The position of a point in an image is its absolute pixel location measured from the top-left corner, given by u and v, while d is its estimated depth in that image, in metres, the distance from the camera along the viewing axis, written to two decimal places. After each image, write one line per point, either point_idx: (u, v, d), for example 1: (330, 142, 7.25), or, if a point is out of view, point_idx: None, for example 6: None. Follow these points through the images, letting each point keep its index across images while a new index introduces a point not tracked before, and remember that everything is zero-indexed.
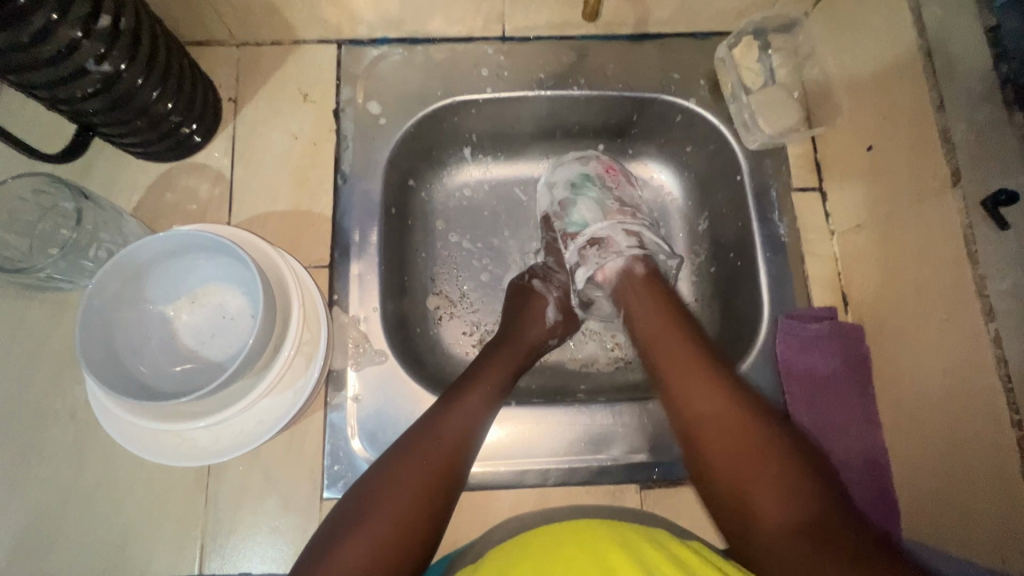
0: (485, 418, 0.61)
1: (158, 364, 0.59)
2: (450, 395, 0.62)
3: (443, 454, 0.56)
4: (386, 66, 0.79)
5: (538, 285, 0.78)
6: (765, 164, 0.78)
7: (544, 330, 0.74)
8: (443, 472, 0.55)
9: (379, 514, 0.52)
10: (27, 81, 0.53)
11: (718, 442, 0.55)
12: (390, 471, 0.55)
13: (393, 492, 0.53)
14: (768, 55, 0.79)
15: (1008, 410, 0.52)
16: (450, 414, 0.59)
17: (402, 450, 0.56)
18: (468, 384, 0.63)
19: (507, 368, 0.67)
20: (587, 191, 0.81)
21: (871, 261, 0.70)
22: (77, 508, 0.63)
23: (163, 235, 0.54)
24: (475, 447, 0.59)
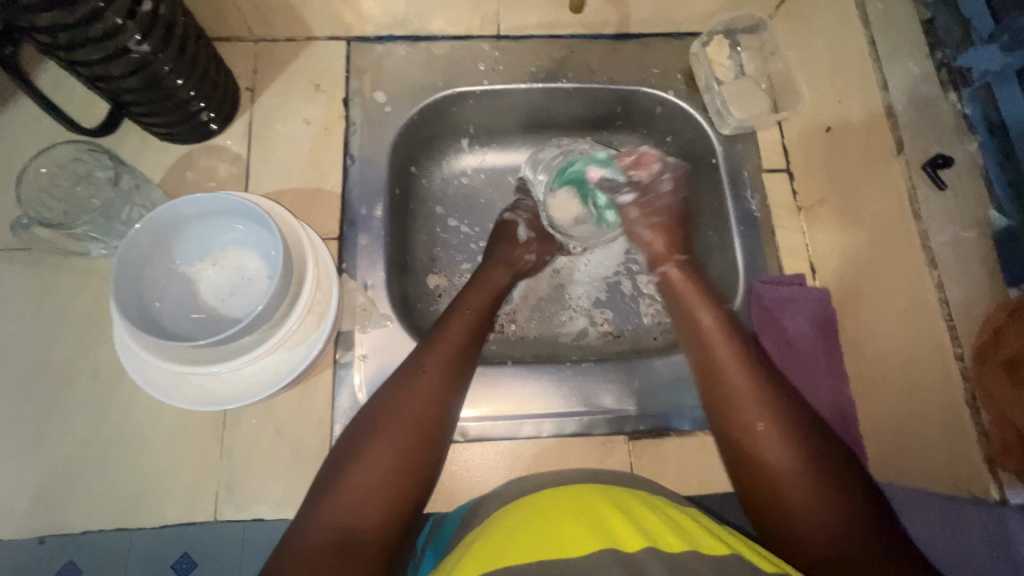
0: (468, 356, 0.66)
1: (180, 316, 0.64)
2: (432, 336, 0.66)
3: (433, 387, 0.61)
4: (391, 60, 0.86)
5: (508, 214, 0.88)
6: (737, 148, 0.86)
7: (516, 244, 0.83)
8: (434, 404, 0.60)
9: (382, 439, 0.56)
10: (75, 58, 0.59)
11: (744, 432, 0.59)
12: (387, 405, 0.59)
13: (392, 422, 0.58)
14: (737, 52, 0.88)
15: (951, 345, 0.58)
16: (434, 350, 0.64)
17: (396, 385, 0.61)
18: (448, 325, 0.68)
19: (485, 312, 0.72)
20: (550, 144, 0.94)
21: (833, 230, 0.77)
22: (98, 458, 0.67)
23: (196, 196, 0.60)
24: (462, 382, 0.64)
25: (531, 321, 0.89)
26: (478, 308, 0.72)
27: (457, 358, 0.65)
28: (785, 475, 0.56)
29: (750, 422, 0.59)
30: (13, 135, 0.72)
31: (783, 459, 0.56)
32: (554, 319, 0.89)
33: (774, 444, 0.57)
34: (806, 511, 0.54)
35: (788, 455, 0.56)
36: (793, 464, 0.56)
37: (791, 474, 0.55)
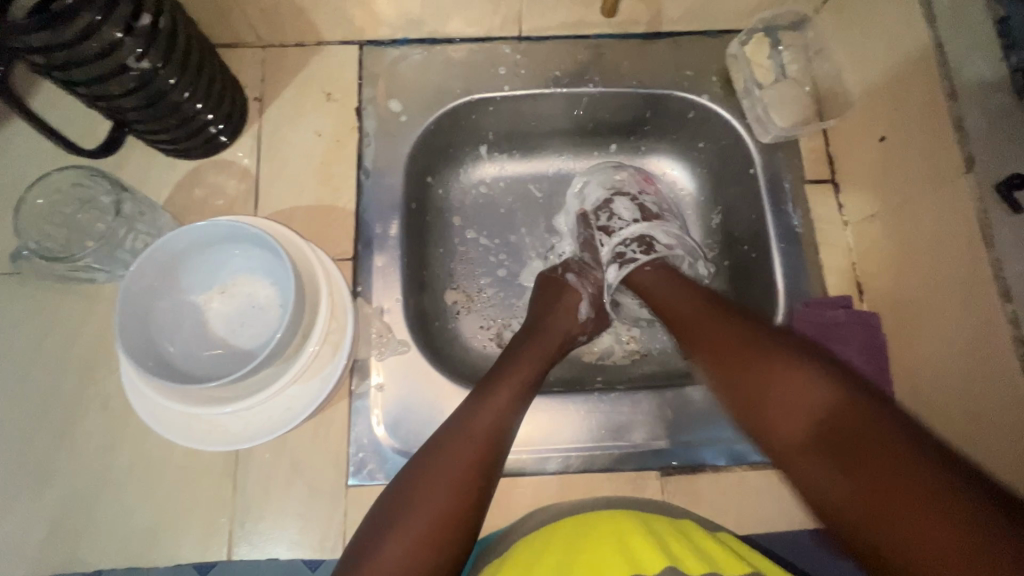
0: (514, 421, 0.61)
1: (190, 350, 0.61)
2: (483, 387, 0.62)
3: (474, 452, 0.56)
4: (406, 66, 0.81)
5: (572, 279, 0.80)
6: (778, 157, 0.79)
7: (575, 325, 0.76)
8: (480, 460, 0.56)
9: (431, 485, 0.54)
10: (71, 78, 0.55)
11: (737, 366, 0.57)
12: (425, 472, 0.55)
13: (433, 479, 0.55)
14: (779, 51, 0.81)
15: None
16: (479, 412, 0.59)
17: (435, 449, 0.57)
18: (494, 385, 0.63)
19: (535, 369, 0.67)
20: (625, 193, 0.84)
21: (885, 249, 0.71)
22: (109, 493, 0.64)
23: (201, 224, 0.57)
24: (505, 448, 0.59)
25: None
26: (526, 364, 0.66)
27: (518, 397, 0.62)
28: (798, 413, 0.52)
29: (755, 363, 0.56)
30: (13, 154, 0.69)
31: (779, 391, 0.53)
32: None
33: (780, 380, 0.54)
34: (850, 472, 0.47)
35: (773, 370, 0.55)
36: (814, 399, 0.51)
37: (801, 411, 0.51)
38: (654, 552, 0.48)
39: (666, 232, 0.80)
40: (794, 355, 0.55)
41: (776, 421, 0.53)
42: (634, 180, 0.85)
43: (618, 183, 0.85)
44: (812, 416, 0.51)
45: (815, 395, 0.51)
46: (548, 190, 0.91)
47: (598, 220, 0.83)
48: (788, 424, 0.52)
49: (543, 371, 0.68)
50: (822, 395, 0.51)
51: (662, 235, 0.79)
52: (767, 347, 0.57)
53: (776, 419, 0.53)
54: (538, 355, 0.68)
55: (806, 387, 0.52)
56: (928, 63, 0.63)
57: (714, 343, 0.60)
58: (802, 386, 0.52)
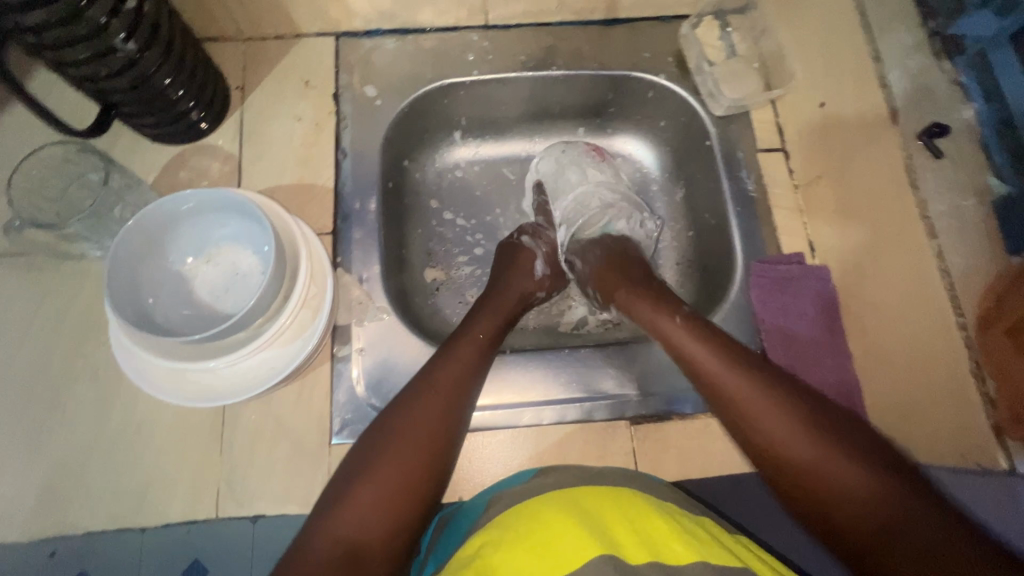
0: (474, 378, 0.65)
1: (176, 313, 0.64)
2: (446, 346, 0.67)
3: (440, 404, 0.60)
4: (380, 54, 0.86)
5: (527, 241, 0.84)
6: (732, 129, 0.85)
7: (532, 282, 0.79)
8: (446, 411, 0.61)
9: (400, 436, 0.57)
10: (61, 58, 0.59)
11: (740, 419, 0.58)
12: (391, 428, 0.58)
13: (402, 432, 0.58)
14: (729, 32, 0.86)
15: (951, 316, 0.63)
16: (440, 371, 0.63)
17: (403, 404, 0.60)
18: (455, 346, 0.67)
19: (494, 326, 0.71)
20: (577, 163, 0.88)
21: (831, 206, 0.76)
22: (99, 458, 0.67)
23: (189, 192, 0.61)
24: (467, 404, 0.63)
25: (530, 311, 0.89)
26: (484, 329, 0.70)
27: (478, 353, 0.67)
28: (816, 458, 0.53)
29: (750, 405, 0.57)
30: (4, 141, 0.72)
31: (787, 447, 0.54)
32: (553, 309, 0.89)
33: (768, 419, 0.56)
34: (867, 500, 0.50)
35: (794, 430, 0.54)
36: (849, 475, 0.52)
37: (826, 466, 0.53)
38: (632, 539, 0.49)
39: (610, 189, 0.85)
40: (769, 380, 0.58)
41: (803, 472, 0.53)
42: (586, 153, 0.89)
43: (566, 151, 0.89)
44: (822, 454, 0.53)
45: (812, 446, 0.53)
46: (521, 172, 0.96)
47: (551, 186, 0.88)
48: (809, 463, 0.53)
49: (501, 327, 0.73)
50: (850, 467, 0.52)
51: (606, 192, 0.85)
52: (765, 392, 0.57)
53: (766, 438, 0.56)
54: (496, 314, 0.73)
55: (824, 446, 0.53)
56: None
57: (718, 371, 0.60)
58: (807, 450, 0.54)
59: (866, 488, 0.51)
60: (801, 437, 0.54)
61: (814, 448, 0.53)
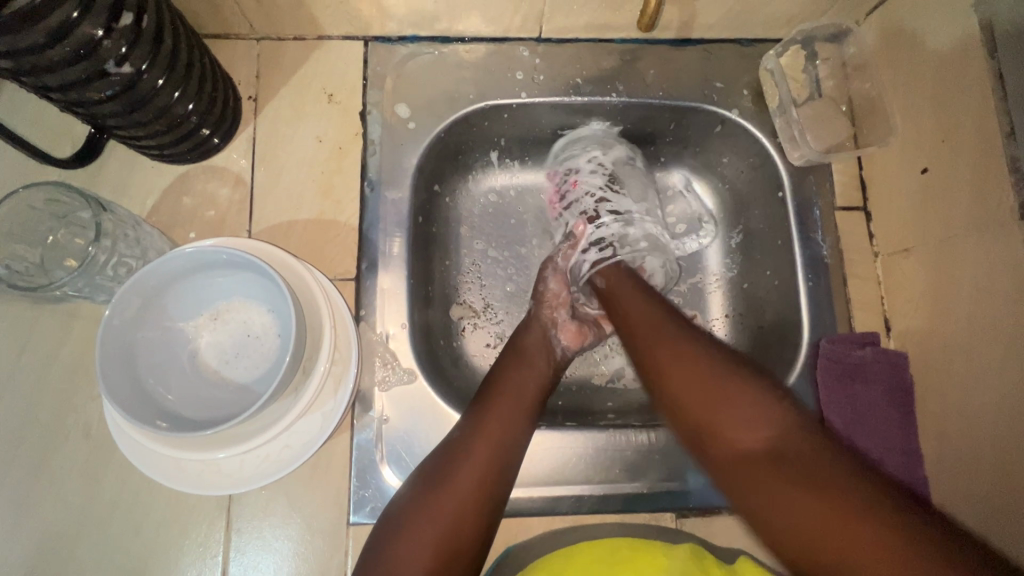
0: (519, 436, 0.59)
1: (179, 384, 0.56)
2: (476, 413, 0.60)
3: (476, 486, 0.55)
4: (416, 66, 0.74)
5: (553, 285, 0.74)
6: (809, 181, 0.75)
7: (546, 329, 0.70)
8: (483, 493, 0.55)
9: (428, 519, 0.52)
10: (40, 84, 0.49)
11: (692, 389, 0.53)
12: (434, 484, 0.55)
13: (433, 513, 0.53)
14: (816, 64, 0.76)
15: None
16: (475, 443, 0.57)
17: (430, 483, 0.55)
18: (488, 412, 0.60)
19: (533, 388, 0.63)
20: (598, 194, 0.78)
21: (919, 287, 0.67)
22: (92, 530, 0.60)
23: (189, 249, 0.52)
24: (513, 460, 0.58)
25: None
26: (529, 377, 0.64)
27: (520, 426, 0.60)
28: (720, 390, 0.52)
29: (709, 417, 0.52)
30: None
31: (726, 408, 0.51)
32: (588, 359, 0.81)
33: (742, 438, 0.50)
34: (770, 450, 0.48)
35: (738, 389, 0.52)
36: (765, 421, 0.50)
37: (759, 424, 0.50)
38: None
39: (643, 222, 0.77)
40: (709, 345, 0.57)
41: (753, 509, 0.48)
42: (601, 173, 0.79)
43: (589, 167, 0.79)
44: (766, 475, 0.47)
45: (744, 396, 0.51)
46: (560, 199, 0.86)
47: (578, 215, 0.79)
48: (727, 420, 0.51)
49: (541, 389, 0.64)
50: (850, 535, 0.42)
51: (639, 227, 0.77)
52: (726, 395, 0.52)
53: (735, 440, 0.50)
54: (534, 372, 0.65)
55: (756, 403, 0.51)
56: (986, 96, 0.58)
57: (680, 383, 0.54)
58: (747, 410, 0.51)
59: (748, 414, 0.50)
60: (741, 393, 0.52)
61: (755, 407, 0.51)
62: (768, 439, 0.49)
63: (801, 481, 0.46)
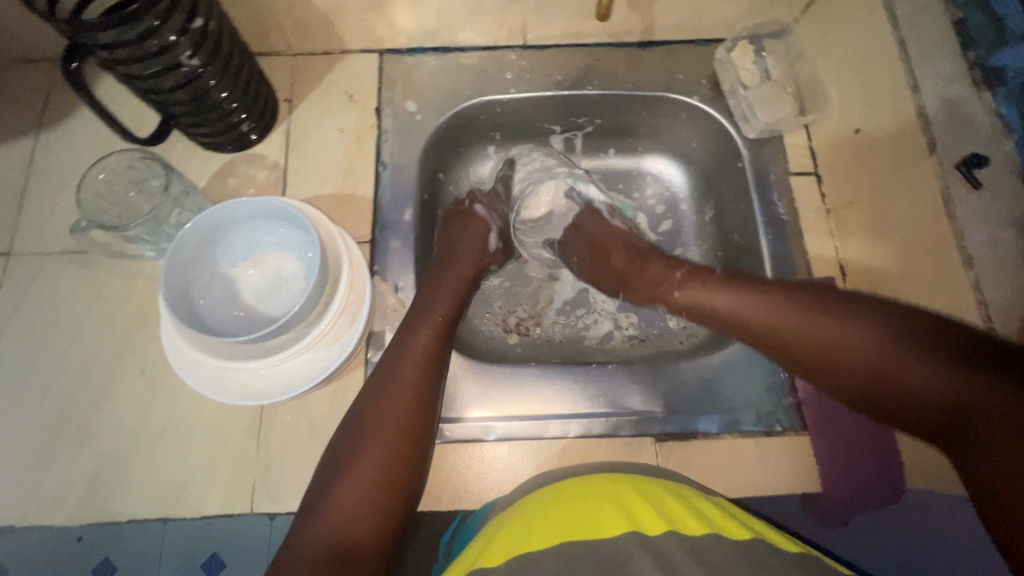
0: (439, 358, 0.67)
1: (222, 313, 0.67)
2: (399, 341, 0.67)
3: (405, 410, 0.62)
4: (422, 71, 0.89)
5: (479, 209, 0.85)
6: (764, 151, 0.85)
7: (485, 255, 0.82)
8: (411, 418, 0.62)
9: (370, 447, 0.59)
10: (130, 72, 0.64)
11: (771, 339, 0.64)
12: (369, 415, 0.62)
13: (370, 438, 0.60)
14: (763, 57, 0.86)
15: (986, 335, 0.58)
16: (398, 373, 0.64)
17: (364, 413, 0.62)
18: (405, 344, 0.67)
19: (447, 310, 0.72)
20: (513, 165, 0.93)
21: (865, 232, 0.76)
22: (143, 449, 0.70)
23: (237, 199, 0.64)
24: (416, 444, 0.62)
25: (556, 324, 0.90)
26: (418, 357, 0.66)
27: (432, 345, 0.67)
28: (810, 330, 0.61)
29: (895, 366, 0.56)
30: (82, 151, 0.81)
31: (822, 342, 0.60)
32: (578, 322, 0.90)
33: (829, 329, 0.60)
34: (864, 373, 0.58)
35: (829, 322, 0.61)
36: (854, 349, 0.58)
37: (850, 343, 0.59)
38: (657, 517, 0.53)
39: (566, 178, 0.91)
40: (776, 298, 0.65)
41: (908, 401, 0.55)
42: (508, 155, 0.95)
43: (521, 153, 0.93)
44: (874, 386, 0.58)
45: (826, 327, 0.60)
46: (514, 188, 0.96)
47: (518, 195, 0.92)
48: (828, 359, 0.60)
49: (454, 307, 0.73)
50: (923, 366, 0.54)
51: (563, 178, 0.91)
52: (803, 311, 0.62)
53: (839, 362, 0.59)
54: (447, 296, 0.73)
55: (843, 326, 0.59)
56: (893, 59, 0.71)
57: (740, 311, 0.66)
58: (840, 342, 0.59)
59: (827, 339, 0.60)
60: (831, 325, 0.60)
61: (844, 336, 0.59)
62: (862, 361, 0.58)
63: (895, 384, 0.56)
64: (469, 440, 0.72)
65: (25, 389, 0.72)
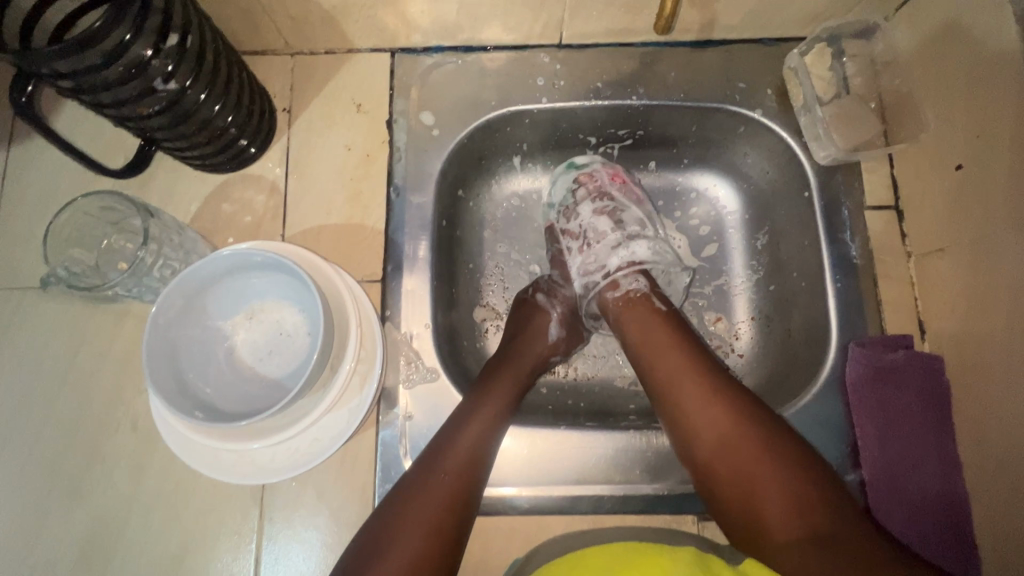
0: (491, 445, 0.61)
1: (217, 378, 0.59)
2: (457, 416, 0.62)
3: (449, 497, 0.56)
4: (440, 75, 0.77)
5: (542, 299, 0.76)
6: (836, 180, 0.74)
7: (546, 347, 0.72)
8: (452, 507, 0.56)
9: (403, 537, 0.53)
10: (96, 101, 0.54)
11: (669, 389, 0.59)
12: (409, 503, 0.55)
13: (406, 528, 0.53)
14: (843, 61, 0.75)
15: None
16: (447, 459, 0.58)
17: (405, 498, 0.55)
18: (464, 421, 0.61)
19: (510, 390, 0.65)
20: (605, 236, 0.76)
21: (955, 290, 0.65)
22: (137, 514, 0.64)
23: (227, 252, 0.55)
24: (443, 564, 0.53)
25: (586, 365, 0.81)
26: (472, 440, 0.60)
27: (491, 427, 0.62)
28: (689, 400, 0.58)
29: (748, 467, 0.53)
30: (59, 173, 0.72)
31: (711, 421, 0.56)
32: (610, 363, 0.81)
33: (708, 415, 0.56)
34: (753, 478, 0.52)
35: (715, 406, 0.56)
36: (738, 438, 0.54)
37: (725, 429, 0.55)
38: None
39: (635, 221, 0.78)
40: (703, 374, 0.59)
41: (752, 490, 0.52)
42: (604, 216, 0.77)
43: (583, 180, 0.79)
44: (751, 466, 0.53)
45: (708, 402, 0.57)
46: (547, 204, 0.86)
47: (567, 231, 0.79)
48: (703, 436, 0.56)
49: (517, 392, 0.67)
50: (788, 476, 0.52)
51: (631, 217, 0.78)
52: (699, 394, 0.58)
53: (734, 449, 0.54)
54: (511, 379, 0.66)
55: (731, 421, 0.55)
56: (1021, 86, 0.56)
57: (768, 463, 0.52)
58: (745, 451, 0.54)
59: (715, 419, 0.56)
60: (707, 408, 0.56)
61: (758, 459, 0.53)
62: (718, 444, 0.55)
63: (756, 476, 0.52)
64: (492, 511, 0.66)
65: (9, 445, 0.66)
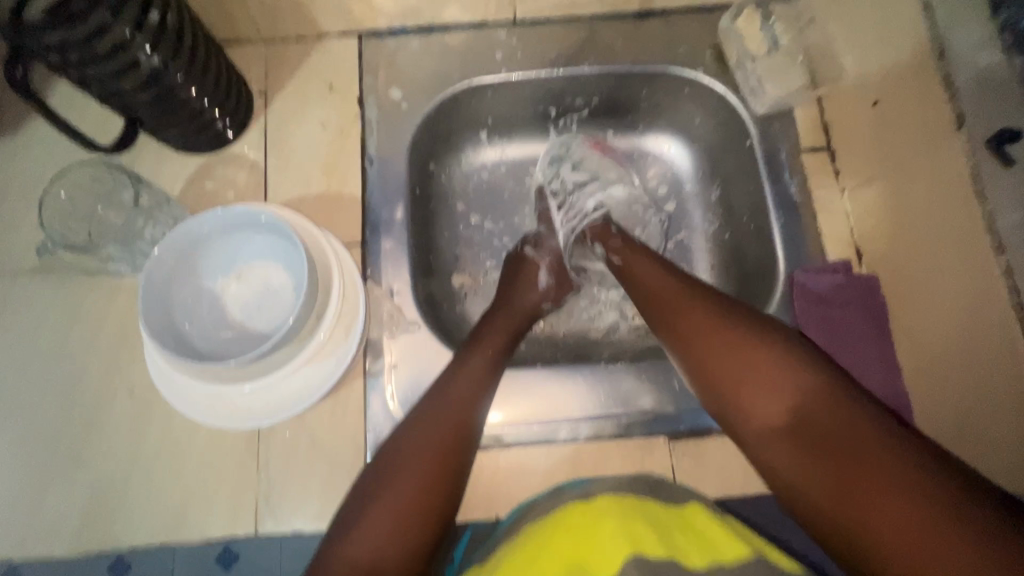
0: (486, 386, 0.65)
1: (210, 333, 0.64)
2: (457, 358, 0.67)
3: (450, 428, 0.60)
4: (406, 54, 0.83)
5: (531, 251, 0.82)
6: (774, 129, 0.80)
7: (537, 295, 0.77)
8: (454, 438, 0.60)
9: (412, 464, 0.57)
10: (84, 76, 0.59)
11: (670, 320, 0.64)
12: (415, 435, 0.59)
13: (412, 456, 0.58)
14: (770, 23, 0.81)
15: None
16: (448, 396, 0.62)
17: (412, 430, 0.60)
18: (464, 360, 0.66)
19: (506, 337, 0.71)
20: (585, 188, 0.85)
21: None
22: (137, 475, 0.67)
23: (214, 211, 0.60)
24: (448, 487, 0.57)
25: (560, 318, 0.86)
26: (470, 381, 0.64)
27: (488, 368, 0.66)
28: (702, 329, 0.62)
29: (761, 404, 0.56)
30: (47, 161, 0.76)
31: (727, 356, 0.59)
32: (582, 315, 0.87)
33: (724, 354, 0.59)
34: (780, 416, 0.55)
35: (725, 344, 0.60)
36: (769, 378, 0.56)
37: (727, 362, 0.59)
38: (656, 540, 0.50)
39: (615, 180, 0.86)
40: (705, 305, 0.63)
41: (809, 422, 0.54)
42: (583, 174, 0.86)
43: (567, 149, 0.88)
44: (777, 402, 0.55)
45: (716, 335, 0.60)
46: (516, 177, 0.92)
47: (554, 189, 0.86)
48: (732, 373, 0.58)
49: (511, 339, 0.72)
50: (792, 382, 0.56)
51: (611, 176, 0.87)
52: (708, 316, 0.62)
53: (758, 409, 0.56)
54: (502, 328, 0.72)
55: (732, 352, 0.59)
56: None
57: (764, 397, 0.56)
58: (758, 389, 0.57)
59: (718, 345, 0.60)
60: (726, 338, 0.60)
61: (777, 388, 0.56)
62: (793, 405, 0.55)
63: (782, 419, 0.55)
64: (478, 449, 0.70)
65: (9, 419, 0.69)
